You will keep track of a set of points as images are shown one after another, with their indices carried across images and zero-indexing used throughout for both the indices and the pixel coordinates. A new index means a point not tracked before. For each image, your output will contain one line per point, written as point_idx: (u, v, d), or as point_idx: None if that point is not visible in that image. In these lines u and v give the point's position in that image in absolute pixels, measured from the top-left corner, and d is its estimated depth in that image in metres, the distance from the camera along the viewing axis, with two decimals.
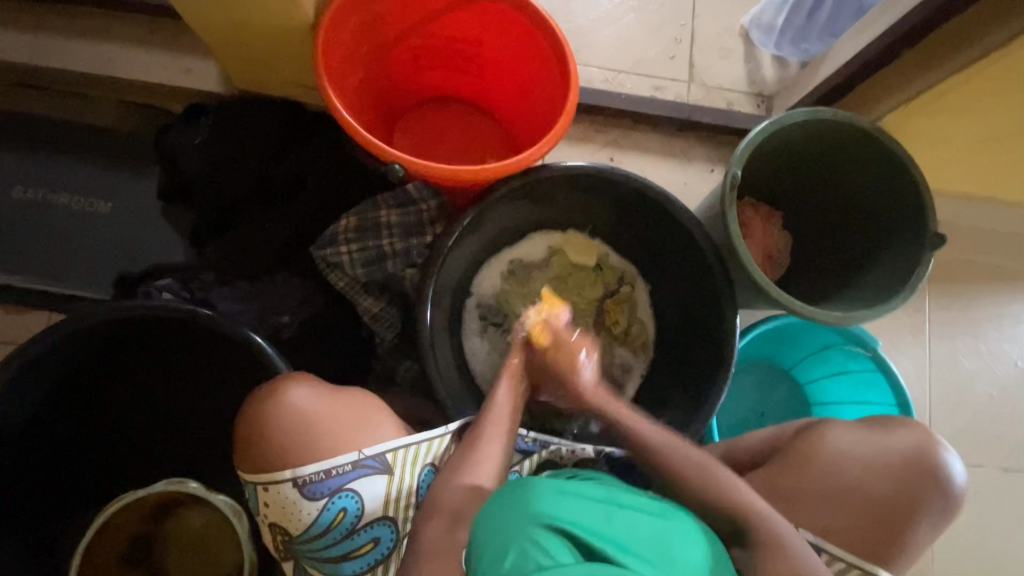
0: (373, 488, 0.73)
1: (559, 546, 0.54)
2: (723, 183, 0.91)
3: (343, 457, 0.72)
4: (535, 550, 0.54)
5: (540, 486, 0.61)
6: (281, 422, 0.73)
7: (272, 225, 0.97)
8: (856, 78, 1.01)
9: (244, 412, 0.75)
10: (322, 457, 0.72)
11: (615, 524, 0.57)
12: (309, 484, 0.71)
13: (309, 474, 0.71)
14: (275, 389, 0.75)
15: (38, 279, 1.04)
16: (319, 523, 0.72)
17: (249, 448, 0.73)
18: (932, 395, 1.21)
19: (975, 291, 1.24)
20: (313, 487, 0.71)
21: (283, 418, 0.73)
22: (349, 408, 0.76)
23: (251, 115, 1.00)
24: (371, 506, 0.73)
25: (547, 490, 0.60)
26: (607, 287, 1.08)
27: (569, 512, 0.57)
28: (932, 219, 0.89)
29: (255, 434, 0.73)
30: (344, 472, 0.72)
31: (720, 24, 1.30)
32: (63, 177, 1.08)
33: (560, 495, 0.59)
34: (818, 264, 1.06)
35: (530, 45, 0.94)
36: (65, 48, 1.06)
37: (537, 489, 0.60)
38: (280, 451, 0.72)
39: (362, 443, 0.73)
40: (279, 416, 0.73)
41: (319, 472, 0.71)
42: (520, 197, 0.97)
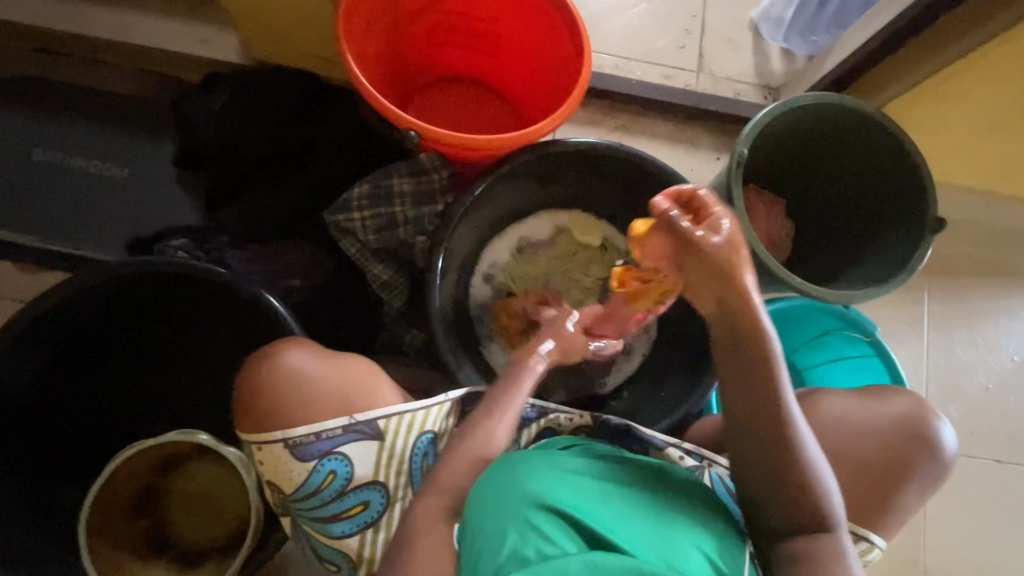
0: (362, 453, 0.74)
1: (559, 532, 0.58)
2: (729, 163, 0.93)
3: (333, 422, 0.73)
4: (535, 536, 0.57)
5: (534, 469, 0.64)
6: (276, 383, 0.75)
7: (285, 192, 1.00)
8: (862, 68, 1.03)
9: (243, 374, 0.77)
10: (313, 420, 0.74)
11: (608, 507, 0.62)
12: (300, 445, 0.73)
13: (298, 436, 0.73)
14: (274, 351, 0.76)
15: (56, 240, 1.06)
16: (310, 483, 0.73)
17: (248, 410, 0.75)
18: (928, 386, 1.23)
19: (972, 285, 1.26)
20: (304, 449, 0.73)
21: (279, 379, 0.75)
22: (345, 373, 0.76)
23: (270, 85, 1.03)
24: (360, 471, 0.74)
25: (542, 477, 0.63)
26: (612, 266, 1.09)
27: (565, 496, 0.61)
28: (933, 202, 0.91)
29: (254, 391, 0.75)
30: (333, 436, 0.73)
31: (729, 15, 1.33)
32: (82, 141, 1.10)
33: (554, 481, 0.63)
34: (821, 250, 1.09)
35: (544, 23, 0.96)
36: (90, 14, 1.09)
37: (530, 473, 0.64)
38: (275, 411, 0.74)
39: (353, 409, 0.75)
40: (275, 376, 0.75)
41: (309, 435, 0.73)
42: (530, 172, 0.99)
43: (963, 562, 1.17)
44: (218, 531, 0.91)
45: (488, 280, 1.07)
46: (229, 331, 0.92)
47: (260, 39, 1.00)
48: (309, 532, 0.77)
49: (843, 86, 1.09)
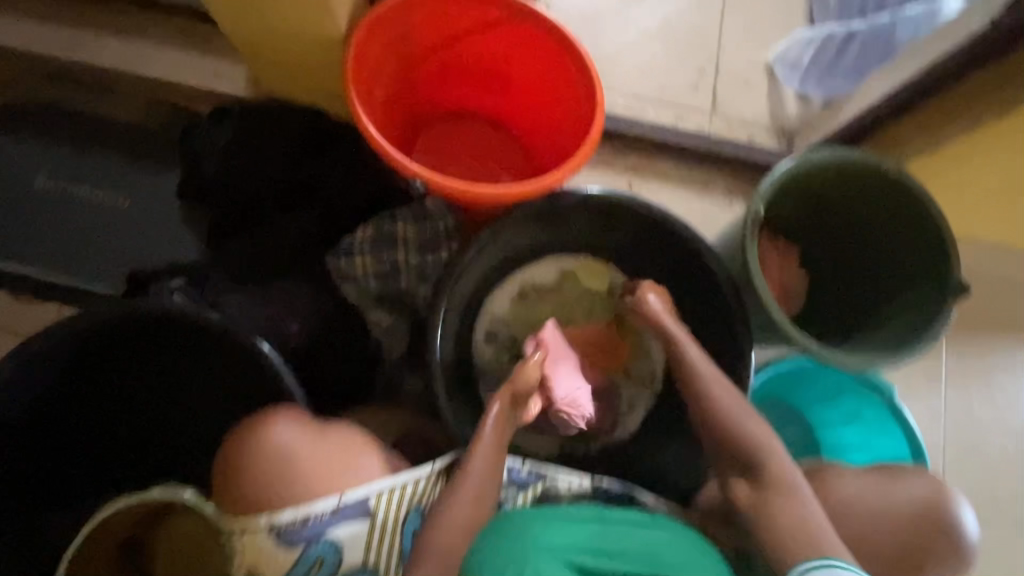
0: (352, 534, 0.71)
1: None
2: (744, 219, 0.90)
3: (322, 504, 0.68)
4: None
5: (522, 519, 0.72)
6: (258, 464, 0.69)
7: (286, 231, 0.97)
8: (882, 120, 1.01)
9: (222, 451, 0.71)
10: (301, 501, 0.68)
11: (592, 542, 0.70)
12: (286, 532, 0.68)
13: (285, 522, 0.67)
14: (256, 426, 0.70)
15: (53, 270, 1.04)
16: (297, 570, 0.69)
17: (230, 492, 0.70)
18: (944, 445, 1.19)
19: (991, 341, 1.22)
20: (291, 536, 0.68)
21: (263, 460, 0.68)
22: (331, 451, 0.71)
23: (275, 121, 1.00)
24: (349, 553, 0.71)
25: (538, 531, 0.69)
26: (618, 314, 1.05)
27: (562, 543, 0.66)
28: (956, 267, 0.87)
29: (233, 471, 0.69)
30: (323, 520, 0.68)
31: (745, 56, 1.31)
32: (85, 169, 1.08)
33: (544, 531, 0.70)
34: (836, 305, 1.05)
35: (558, 68, 0.95)
36: (95, 42, 1.08)
37: (522, 524, 0.70)
38: (258, 496, 0.69)
39: (342, 487, 0.70)
40: (256, 457, 0.69)
41: (295, 520, 0.67)
42: (538, 219, 0.96)
43: None
44: None
45: (490, 326, 1.03)
46: (222, 376, 0.89)
47: (269, 75, 0.99)
48: None
49: (861, 137, 1.07)
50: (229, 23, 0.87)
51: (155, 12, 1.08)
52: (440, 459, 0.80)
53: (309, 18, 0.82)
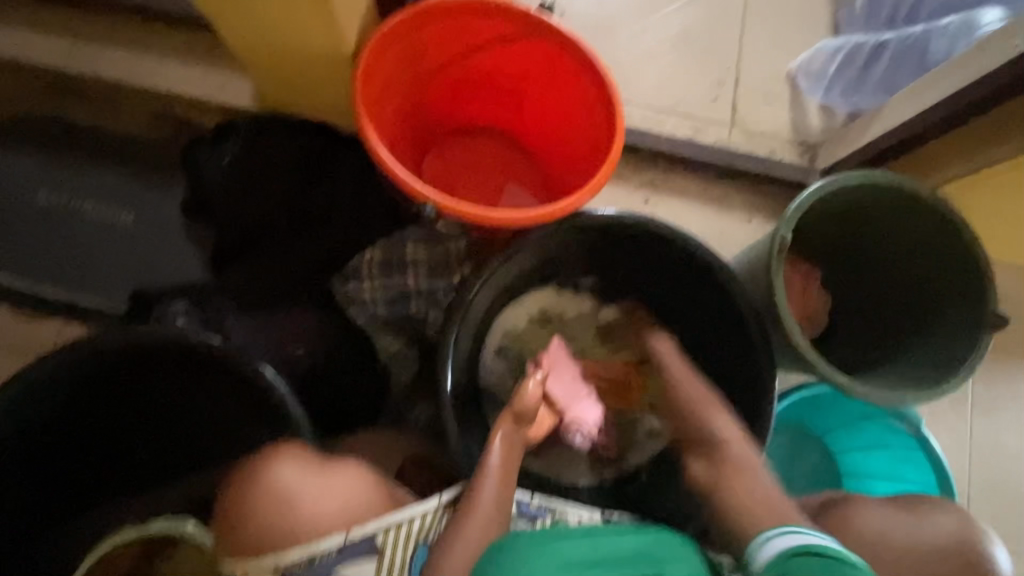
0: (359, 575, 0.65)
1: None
2: (769, 245, 0.87)
3: (328, 541, 0.65)
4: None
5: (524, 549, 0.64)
6: (266, 499, 0.67)
7: (290, 252, 0.93)
8: (914, 137, 0.96)
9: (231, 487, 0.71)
10: (307, 540, 0.65)
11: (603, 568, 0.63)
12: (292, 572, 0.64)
13: (291, 561, 0.64)
14: (263, 463, 0.70)
15: (56, 288, 1.02)
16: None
17: (236, 529, 0.68)
18: (971, 475, 1.14)
19: (1022, 366, 1.17)
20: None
21: (270, 496, 0.67)
22: (335, 483, 0.69)
23: (280, 137, 0.97)
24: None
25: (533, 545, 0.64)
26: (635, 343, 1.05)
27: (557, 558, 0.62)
28: (992, 299, 0.83)
29: (239, 507, 0.68)
30: (329, 558, 0.64)
31: (766, 67, 1.26)
32: (87, 183, 1.06)
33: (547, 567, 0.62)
34: (863, 330, 1.00)
35: (574, 85, 0.91)
36: (98, 54, 1.05)
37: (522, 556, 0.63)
38: (265, 537, 0.67)
39: (348, 523, 0.66)
40: (263, 492, 0.68)
41: (302, 559, 0.64)
42: (553, 241, 0.92)
43: None
44: None
45: (501, 349, 1.00)
46: (225, 403, 0.87)
47: (276, 89, 0.96)
48: None
49: (890, 153, 1.02)
50: (234, 39, 0.84)
51: (159, 23, 1.05)
52: (446, 490, 0.75)
53: (317, 33, 0.79)
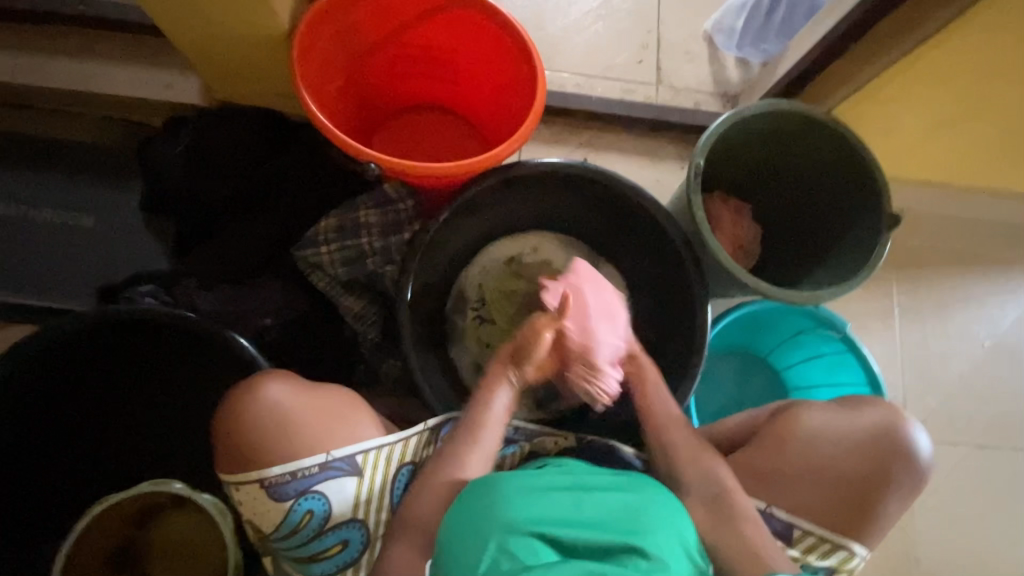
0: (340, 491, 0.74)
1: (530, 550, 0.56)
2: (687, 174, 0.95)
3: (310, 460, 0.73)
4: (508, 555, 0.56)
5: (507, 487, 0.63)
6: (252, 419, 0.74)
7: (251, 230, 0.99)
8: (812, 73, 1.06)
9: (220, 409, 0.76)
10: (288, 458, 0.73)
11: (588, 511, 0.61)
12: (277, 485, 0.72)
13: (274, 477, 0.72)
14: (248, 388, 0.75)
15: (23, 293, 1.04)
16: (287, 524, 0.73)
17: (224, 450, 0.75)
18: (905, 378, 1.25)
19: (938, 274, 1.29)
20: (281, 489, 0.72)
21: (257, 415, 0.74)
22: (321, 409, 0.76)
23: (228, 124, 1.02)
24: (338, 510, 0.74)
25: (514, 492, 0.62)
26: None
27: (536, 512, 0.60)
28: (888, 203, 0.93)
29: (228, 433, 0.74)
30: (310, 474, 0.73)
31: (684, 28, 1.36)
32: (44, 190, 1.09)
33: (523, 496, 0.62)
34: (785, 250, 1.12)
35: (500, 50, 0.98)
36: (41, 63, 1.08)
37: (504, 491, 0.62)
38: (250, 451, 0.73)
39: (330, 445, 0.75)
40: (250, 412, 0.74)
41: (284, 475, 0.72)
42: (495, 196, 1.00)
43: (953, 553, 1.18)
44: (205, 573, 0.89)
45: (460, 301, 1.09)
46: (202, 374, 0.92)
47: (219, 81, 1.01)
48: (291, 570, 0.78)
49: (795, 90, 1.12)
50: (173, 32, 0.89)
51: (98, 28, 1.08)
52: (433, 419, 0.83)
53: (252, 18, 0.85)
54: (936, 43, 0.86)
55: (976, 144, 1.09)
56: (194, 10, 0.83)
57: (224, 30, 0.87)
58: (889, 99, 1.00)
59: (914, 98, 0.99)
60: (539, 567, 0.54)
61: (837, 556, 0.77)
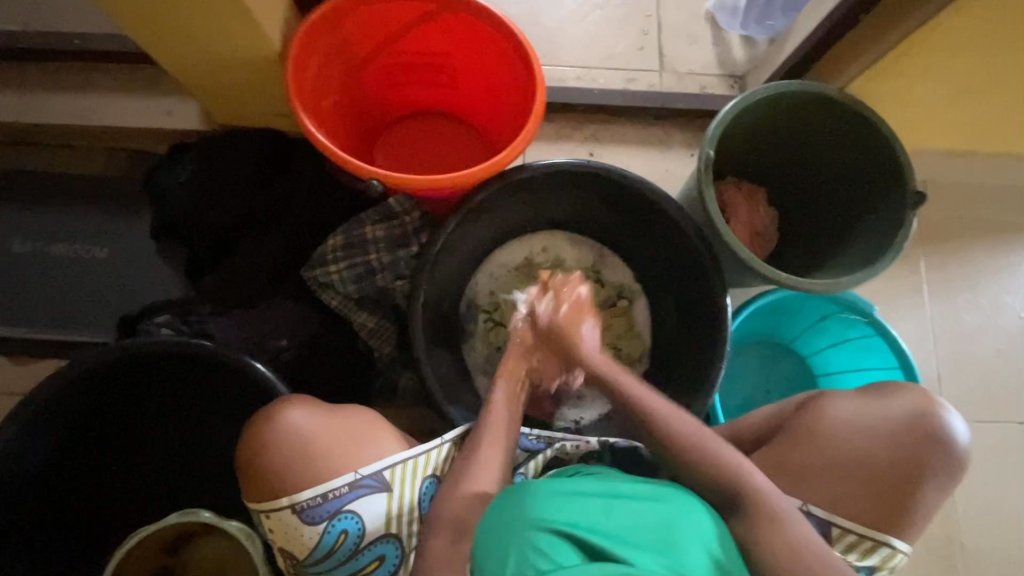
0: (372, 508, 0.74)
1: (559, 551, 0.55)
2: (697, 165, 0.92)
3: (339, 480, 0.72)
4: (537, 556, 0.55)
5: (537, 490, 0.62)
6: (277, 443, 0.74)
7: (260, 251, 0.99)
8: (823, 47, 1.02)
9: (243, 434, 0.76)
10: (317, 481, 0.72)
11: (620, 521, 0.59)
12: (308, 509, 0.72)
13: (306, 500, 0.72)
14: (271, 411, 0.76)
15: (45, 328, 1.06)
16: (322, 546, 0.73)
17: (251, 478, 0.74)
18: (938, 356, 1.21)
19: (967, 247, 1.24)
20: (312, 512, 0.72)
21: (282, 437, 0.74)
22: (344, 428, 0.76)
23: (229, 148, 1.02)
24: (372, 526, 0.74)
25: (544, 496, 0.61)
26: (605, 298, 1.10)
27: (568, 516, 0.58)
28: (910, 178, 0.90)
29: (254, 458, 0.74)
30: (341, 495, 0.72)
31: (685, 10, 1.31)
32: (57, 226, 1.10)
33: (556, 499, 0.61)
34: (804, 233, 1.09)
35: (495, 50, 0.96)
36: (43, 101, 1.09)
37: (534, 493, 0.62)
38: (278, 478, 0.73)
39: (357, 463, 0.74)
40: (275, 435, 0.74)
41: (316, 497, 0.72)
42: (502, 200, 0.98)
43: (998, 533, 1.14)
44: None
45: (474, 308, 1.08)
46: (222, 401, 0.93)
47: (217, 104, 1.00)
48: None
49: (806, 66, 1.08)
50: (167, 60, 0.88)
51: (95, 60, 1.09)
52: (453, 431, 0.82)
53: (243, 39, 0.83)
54: (954, 8, 0.81)
55: (1002, 109, 1.04)
56: (187, 36, 0.82)
57: (218, 52, 0.86)
58: (906, 70, 0.95)
59: (933, 68, 0.94)
60: (568, 566, 0.54)
61: (879, 555, 0.74)
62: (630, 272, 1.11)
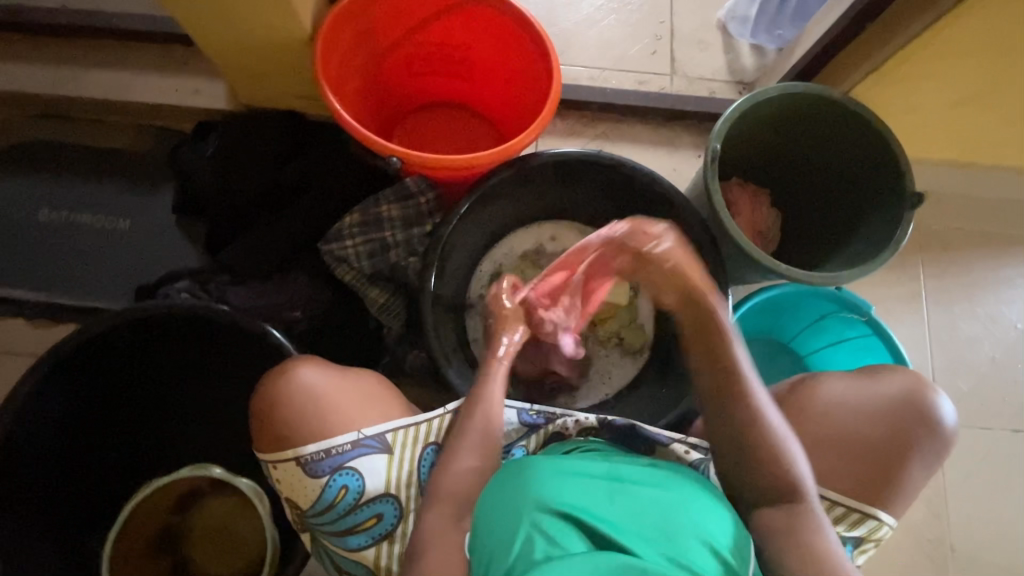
0: (373, 468, 0.77)
1: (564, 537, 0.58)
2: (704, 159, 0.95)
3: (342, 438, 0.76)
4: (543, 541, 0.58)
5: (541, 471, 0.66)
6: (289, 398, 0.78)
7: (281, 226, 1.03)
8: (829, 53, 1.05)
9: (256, 391, 0.80)
10: (322, 437, 0.76)
11: (621, 508, 0.62)
12: (312, 462, 0.75)
13: (310, 454, 0.75)
14: (283, 374, 0.79)
15: (67, 293, 1.09)
16: (323, 499, 0.76)
17: (262, 432, 0.78)
18: (934, 361, 1.23)
19: (965, 258, 1.27)
20: (315, 465, 0.75)
21: (293, 394, 0.78)
22: (350, 390, 0.80)
23: (255, 125, 1.07)
24: (371, 485, 0.76)
25: (548, 480, 0.64)
26: None
27: (570, 501, 0.62)
28: (908, 179, 0.93)
29: (266, 414, 0.78)
30: (343, 451, 0.76)
31: (698, 17, 1.36)
32: (82, 196, 1.14)
33: (560, 483, 0.64)
34: (805, 233, 1.12)
35: (513, 43, 1.00)
36: (77, 75, 1.14)
37: (538, 474, 0.65)
38: (284, 435, 0.77)
39: (360, 423, 0.78)
40: (287, 391, 0.78)
41: (319, 452, 0.75)
42: (513, 187, 1.02)
43: (989, 537, 1.15)
44: (240, 560, 0.92)
45: (482, 289, 1.11)
46: (236, 365, 0.96)
47: (245, 84, 1.04)
48: (327, 546, 0.79)
49: (812, 73, 1.12)
50: (201, 38, 0.92)
51: (130, 39, 1.13)
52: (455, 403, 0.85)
53: (275, 21, 0.88)
54: (951, 19, 0.85)
55: (1002, 120, 1.07)
56: (223, 16, 0.86)
57: (249, 33, 0.90)
58: (909, 76, 0.99)
59: (932, 77, 0.98)
60: (572, 551, 0.56)
61: (867, 526, 0.76)
62: None
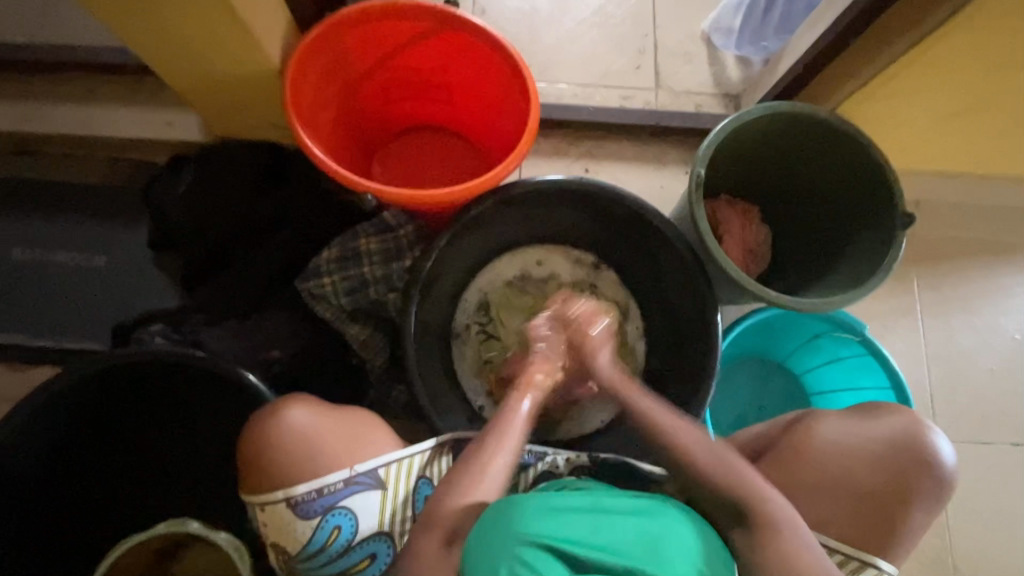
0: (366, 506, 0.75)
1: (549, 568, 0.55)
2: (689, 183, 0.93)
3: (334, 476, 0.73)
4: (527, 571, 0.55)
5: (529, 498, 0.62)
6: (277, 439, 0.74)
7: (256, 264, 1.00)
8: (815, 68, 1.03)
9: (244, 427, 0.77)
10: (313, 476, 0.73)
11: (611, 537, 0.59)
12: (302, 503, 0.72)
13: (300, 495, 0.72)
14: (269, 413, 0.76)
15: (41, 335, 1.06)
16: (314, 542, 0.73)
17: (250, 473, 0.75)
18: (930, 375, 1.21)
19: (959, 268, 1.25)
20: (306, 507, 0.72)
21: (281, 435, 0.74)
22: (342, 425, 0.77)
23: (225, 157, 1.04)
24: (365, 524, 0.75)
25: (532, 507, 0.60)
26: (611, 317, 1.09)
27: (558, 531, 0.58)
28: (900, 200, 0.90)
29: (252, 451, 0.75)
30: (335, 491, 0.73)
31: (682, 30, 1.34)
32: (55, 235, 1.11)
33: (548, 511, 0.60)
34: (796, 251, 1.10)
35: (491, 67, 0.97)
36: (45, 111, 1.10)
37: (525, 501, 0.61)
38: (273, 474, 0.74)
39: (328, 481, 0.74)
40: (274, 432, 0.74)
41: (310, 492, 0.72)
42: (495, 215, 0.99)
43: (991, 555, 1.13)
44: None
45: (467, 321, 1.08)
46: (212, 410, 0.93)
47: (216, 117, 1.01)
48: None
49: (797, 88, 1.09)
50: (165, 73, 0.89)
51: (99, 73, 1.10)
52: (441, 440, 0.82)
53: (241, 55, 0.85)
54: (938, 35, 0.82)
55: (993, 132, 1.05)
56: (187, 51, 0.84)
57: (215, 68, 0.88)
58: (897, 91, 0.96)
59: (920, 92, 0.95)
60: None
61: None
62: (626, 288, 1.11)
